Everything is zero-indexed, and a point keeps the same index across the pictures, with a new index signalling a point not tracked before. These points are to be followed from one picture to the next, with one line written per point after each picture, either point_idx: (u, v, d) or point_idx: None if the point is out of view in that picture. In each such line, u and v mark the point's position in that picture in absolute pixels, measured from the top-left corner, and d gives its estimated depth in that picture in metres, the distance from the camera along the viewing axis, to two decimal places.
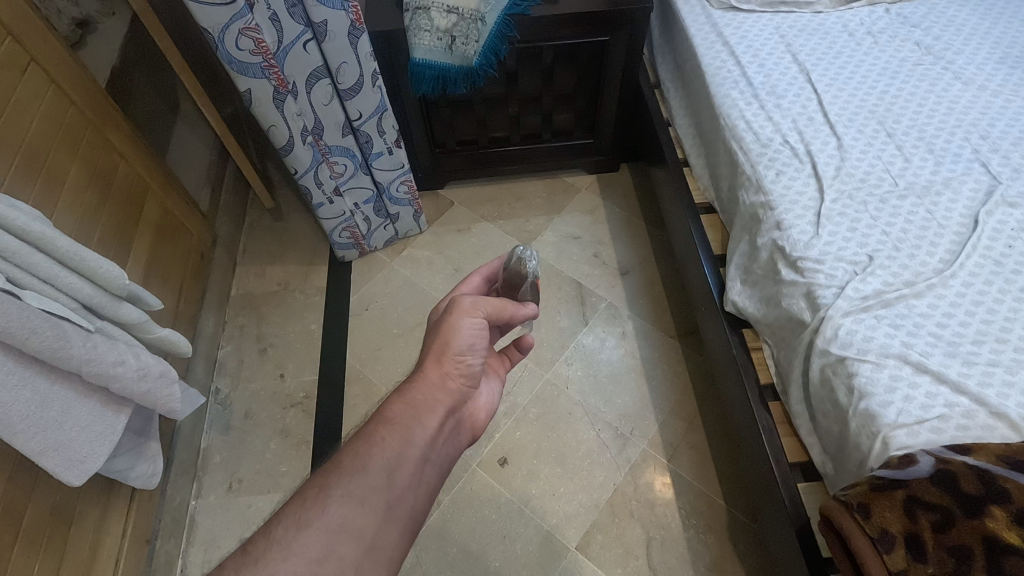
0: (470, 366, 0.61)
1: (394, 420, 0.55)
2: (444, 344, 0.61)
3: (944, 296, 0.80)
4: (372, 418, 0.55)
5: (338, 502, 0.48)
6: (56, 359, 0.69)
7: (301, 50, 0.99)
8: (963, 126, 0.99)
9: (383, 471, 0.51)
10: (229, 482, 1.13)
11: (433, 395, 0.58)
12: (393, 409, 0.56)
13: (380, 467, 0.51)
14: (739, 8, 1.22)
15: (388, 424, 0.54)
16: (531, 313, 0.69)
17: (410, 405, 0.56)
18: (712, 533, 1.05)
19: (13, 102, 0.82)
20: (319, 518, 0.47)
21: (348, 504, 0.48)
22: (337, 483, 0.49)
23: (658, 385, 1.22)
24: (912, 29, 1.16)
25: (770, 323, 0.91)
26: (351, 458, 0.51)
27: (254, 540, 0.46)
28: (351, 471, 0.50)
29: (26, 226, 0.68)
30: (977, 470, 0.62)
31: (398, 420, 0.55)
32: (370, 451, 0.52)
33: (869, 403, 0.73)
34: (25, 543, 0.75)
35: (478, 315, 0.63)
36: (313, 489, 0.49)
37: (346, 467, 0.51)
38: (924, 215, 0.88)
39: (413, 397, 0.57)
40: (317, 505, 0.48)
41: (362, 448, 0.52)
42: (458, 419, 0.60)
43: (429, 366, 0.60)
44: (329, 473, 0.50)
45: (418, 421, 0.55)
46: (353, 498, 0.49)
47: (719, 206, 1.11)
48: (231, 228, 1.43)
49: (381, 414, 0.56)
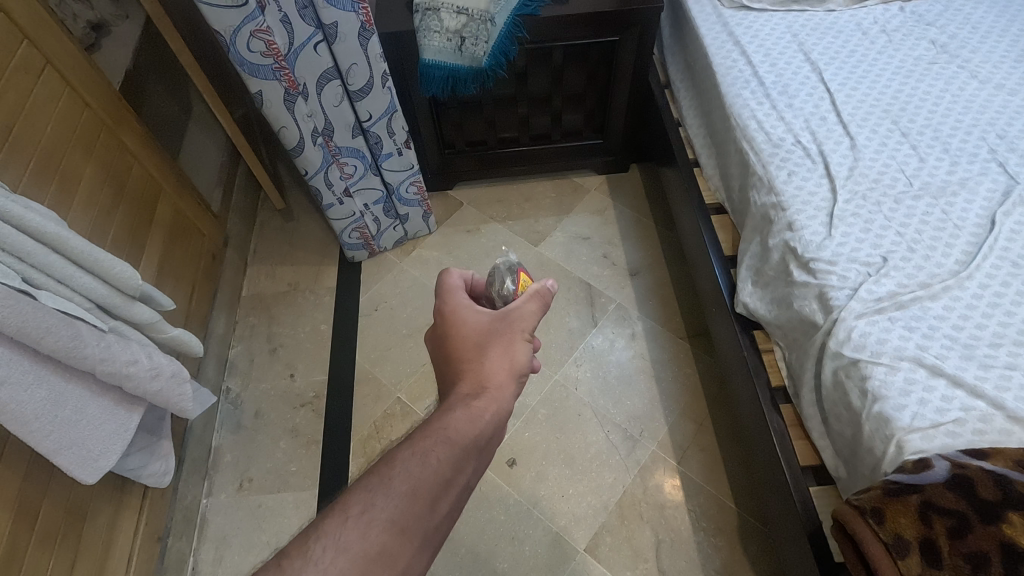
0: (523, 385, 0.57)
1: (454, 439, 0.48)
2: (510, 361, 0.56)
3: (960, 298, 0.79)
4: (429, 430, 0.49)
5: (379, 527, 0.42)
6: (72, 358, 0.70)
7: (312, 52, 1.00)
8: (979, 125, 0.98)
9: (430, 497, 0.45)
10: (240, 481, 1.13)
11: (498, 413, 0.52)
12: (454, 424, 0.49)
13: (429, 492, 0.45)
14: (750, 7, 1.21)
15: (447, 443, 0.48)
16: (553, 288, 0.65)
17: (472, 422, 0.50)
18: (722, 537, 1.04)
19: (31, 106, 0.83)
20: (358, 544, 0.41)
21: (391, 529, 0.42)
22: (382, 504, 0.43)
23: (668, 387, 1.21)
24: (928, 27, 1.15)
25: (781, 324, 0.90)
26: (403, 475, 0.45)
27: (288, 554, 0.40)
28: (400, 492, 0.44)
29: (41, 226, 0.68)
30: (993, 475, 0.61)
31: (458, 440, 0.48)
32: (423, 472, 0.45)
33: (883, 406, 0.72)
34: (41, 539, 0.76)
35: (530, 328, 0.60)
36: (356, 506, 0.43)
37: (395, 484, 0.44)
38: (939, 216, 0.87)
39: (475, 416, 0.50)
40: (357, 527, 0.42)
41: (415, 463, 0.46)
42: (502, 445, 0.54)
43: (502, 385, 0.54)
44: (376, 489, 0.44)
45: (478, 446, 0.49)
46: (396, 525, 0.43)
47: (730, 207, 1.09)
48: (242, 229, 1.44)
49: (437, 422, 0.50)
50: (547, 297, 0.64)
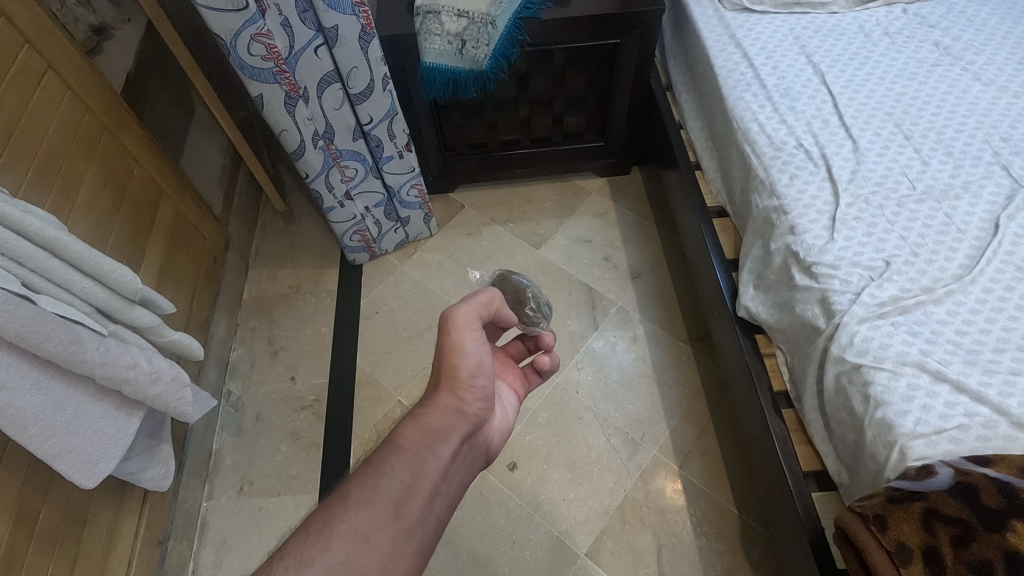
0: (478, 385, 0.65)
1: (407, 448, 0.56)
2: (447, 368, 0.64)
3: (963, 303, 0.78)
4: (384, 445, 0.57)
5: (342, 538, 0.48)
6: (72, 363, 0.70)
7: (312, 55, 1.00)
8: (983, 128, 0.97)
9: (391, 505, 0.51)
10: (240, 484, 1.13)
11: (446, 420, 0.60)
12: (405, 436, 0.58)
13: (388, 500, 0.51)
14: (752, 9, 1.21)
15: (400, 453, 0.56)
16: (488, 292, 0.69)
17: (422, 432, 0.58)
18: (724, 542, 1.03)
19: (31, 110, 0.83)
20: (323, 555, 0.46)
21: (354, 537, 0.48)
22: (343, 517, 0.49)
23: (669, 390, 1.21)
24: (930, 29, 1.14)
25: (783, 329, 0.89)
26: (360, 489, 0.52)
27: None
28: (358, 503, 0.50)
29: (42, 231, 0.68)
30: (997, 482, 0.60)
31: (410, 448, 0.56)
32: (380, 482, 0.52)
33: (886, 411, 0.71)
34: (40, 543, 0.76)
35: (468, 323, 0.66)
36: (318, 523, 0.49)
37: (354, 499, 0.51)
38: (943, 220, 0.87)
39: (427, 424, 0.59)
40: (321, 542, 0.47)
41: (371, 476, 0.53)
42: (471, 443, 0.63)
43: (442, 394, 0.63)
44: (335, 506, 0.50)
45: (430, 450, 0.57)
46: (359, 533, 0.48)
47: (732, 210, 1.09)
48: (243, 231, 1.44)
49: (394, 442, 0.57)
50: (485, 297, 0.69)
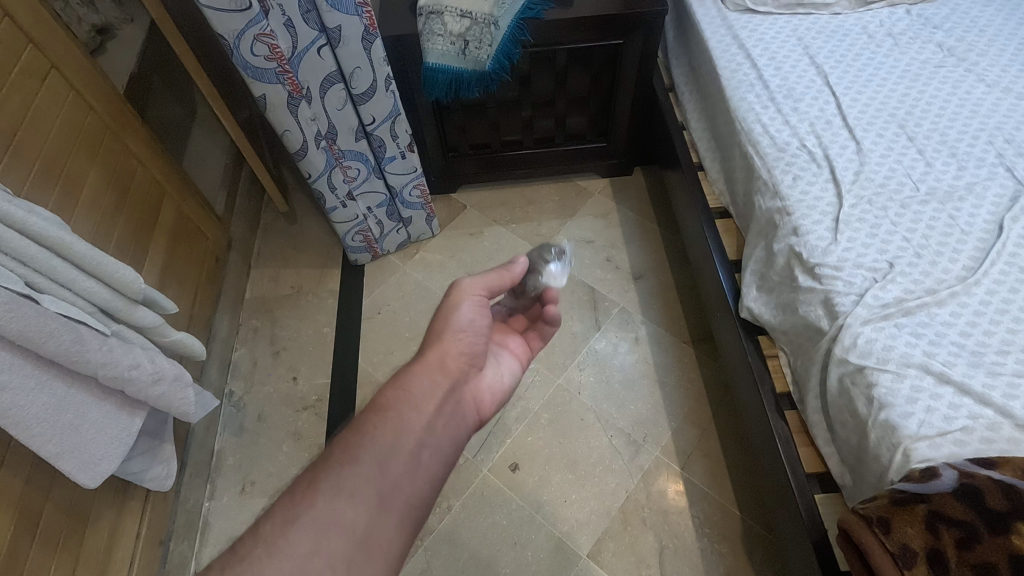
0: (470, 343, 0.64)
1: (389, 407, 0.55)
2: (440, 325, 0.63)
3: (967, 305, 0.78)
4: (368, 406, 0.55)
5: (326, 496, 0.47)
6: (74, 363, 0.70)
7: (315, 55, 1.00)
8: (986, 130, 0.97)
9: (374, 461, 0.50)
10: (242, 485, 1.13)
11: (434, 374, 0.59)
12: (388, 395, 0.56)
13: (371, 458, 0.50)
14: (755, 10, 1.21)
15: (382, 411, 0.54)
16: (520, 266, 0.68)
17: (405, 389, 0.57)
18: (726, 543, 1.03)
19: (35, 110, 0.83)
20: (308, 513, 0.46)
21: (339, 494, 0.47)
22: (328, 477, 0.48)
23: (671, 391, 1.21)
24: (934, 30, 1.14)
25: (786, 330, 0.89)
26: (341, 447, 0.51)
27: (243, 539, 0.45)
28: (341, 463, 0.50)
29: (45, 230, 0.68)
30: (1002, 485, 0.61)
31: (392, 407, 0.55)
32: (362, 442, 0.51)
33: (889, 414, 0.71)
34: (43, 542, 0.76)
35: (471, 288, 0.65)
36: (301, 485, 0.48)
37: (336, 459, 0.50)
38: (947, 221, 0.86)
39: (410, 382, 0.58)
40: (305, 501, 0.47)
41: (353, 437, 0.52)
42: (459, 400, 0.60)
43: (430, 349, 0.61)
44: (318, 466, 0.49)
45: (414, 407, 0.56)
46: (344, 491, 0.48)
47: (735, 211, 1.09)
48: (245, 231, 1.44)
49: (376, 403, 0.56)
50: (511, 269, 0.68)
